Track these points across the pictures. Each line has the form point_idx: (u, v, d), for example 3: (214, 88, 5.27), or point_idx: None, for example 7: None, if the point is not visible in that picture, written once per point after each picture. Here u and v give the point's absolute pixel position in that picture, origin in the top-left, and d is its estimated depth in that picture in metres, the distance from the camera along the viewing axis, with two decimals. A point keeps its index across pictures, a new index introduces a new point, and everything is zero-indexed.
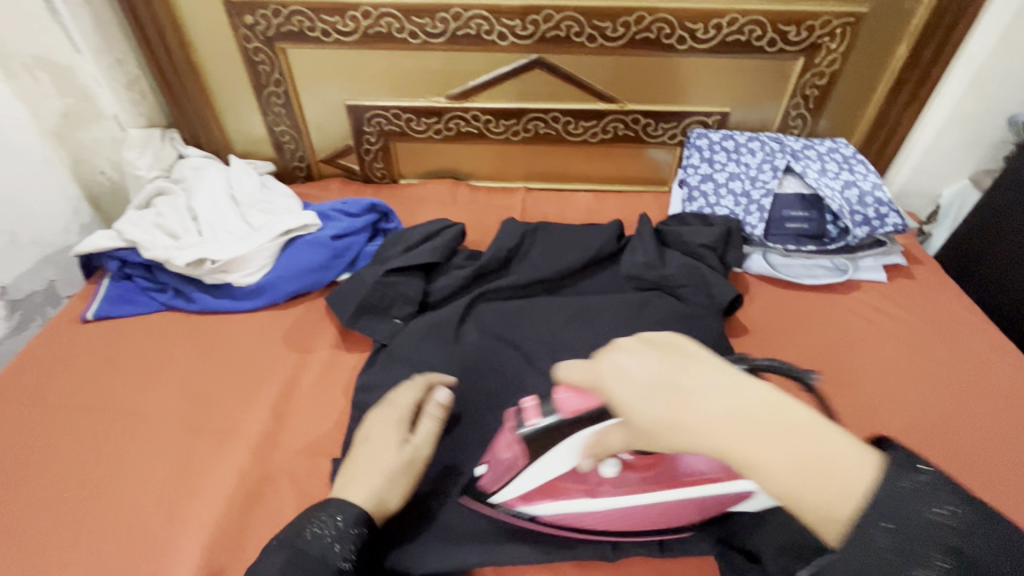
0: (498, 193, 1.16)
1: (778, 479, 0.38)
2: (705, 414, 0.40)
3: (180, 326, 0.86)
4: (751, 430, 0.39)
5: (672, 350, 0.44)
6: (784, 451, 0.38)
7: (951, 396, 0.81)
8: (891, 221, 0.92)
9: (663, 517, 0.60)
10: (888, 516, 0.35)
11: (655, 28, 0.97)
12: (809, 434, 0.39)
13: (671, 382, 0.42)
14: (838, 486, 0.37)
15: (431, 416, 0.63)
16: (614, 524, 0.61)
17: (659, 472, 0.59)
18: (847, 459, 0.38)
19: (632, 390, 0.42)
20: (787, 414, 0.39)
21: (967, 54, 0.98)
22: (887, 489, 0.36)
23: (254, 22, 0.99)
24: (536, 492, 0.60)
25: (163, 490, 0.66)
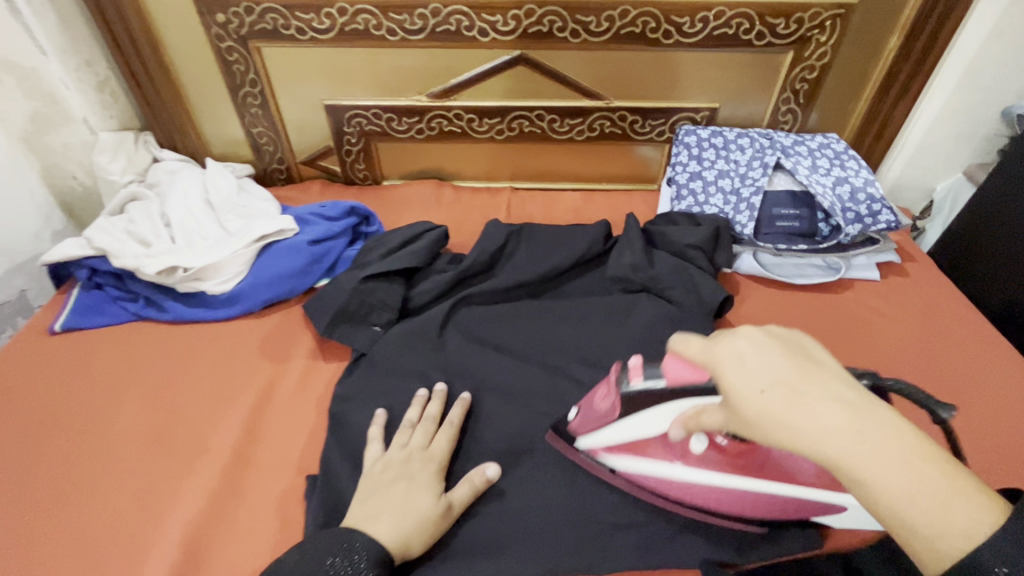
0: (483, 194, 1.13)
1: (889, 499, 0.38)
2: (823, 421, 0.40)
3: (151, 337, 0.83)
4: (874, 447, 0.39)
5: (798, 351, 0.44)
6: (902, 471, 0.38)
7: (947, 396, 0.79)
8: (884, 218, 0.90)
9: (738, 507, 0.58)
10: (1008, 560, 0.35)
11: (640, 22, 0.94)
12: (929, 464, 0.38)
13: (798, 385, 0.41)
14: (948, 519, 0.37)
15: (470, 483, 0.62)
16: (687, 497, 0.60)
17: (754, 465, 0.56)
18: (963, 494, 0.38)
19: (752, 382, 0.42)
20: (910, 440, 0.39)
21: (959, 46, 0.96)
22: (1014, 537, 0.35)
23: (226, 20, 0.95)
24: (619, 447, 0.60)
25: (131, 511, 0.63)
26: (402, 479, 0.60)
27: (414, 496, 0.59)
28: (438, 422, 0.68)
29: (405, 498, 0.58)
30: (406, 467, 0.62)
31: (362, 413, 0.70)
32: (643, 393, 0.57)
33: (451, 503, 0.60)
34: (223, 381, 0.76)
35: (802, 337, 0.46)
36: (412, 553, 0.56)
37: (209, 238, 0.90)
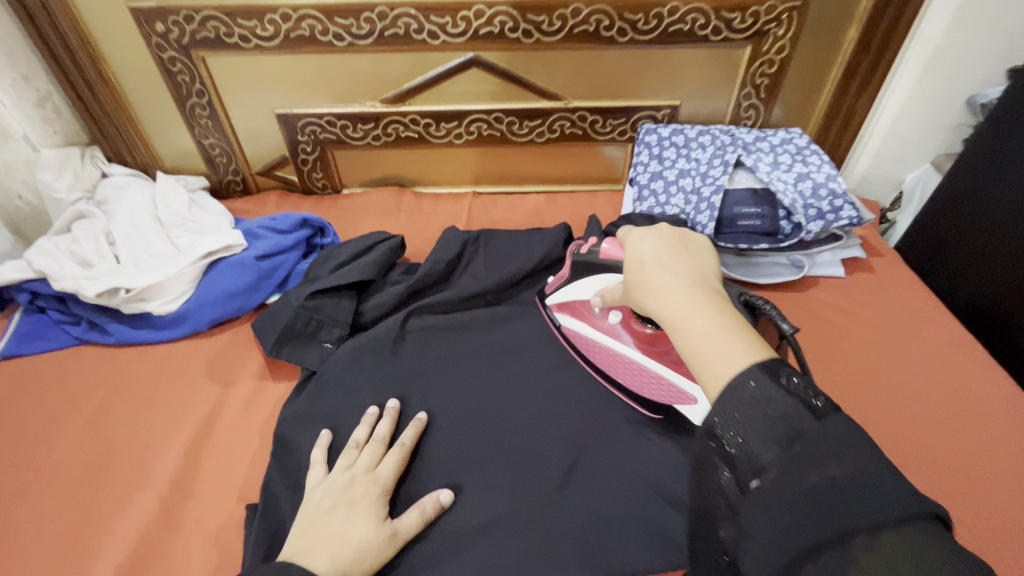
0: (444, 200, 1.11)
1: (691, 336, 0.44)
2: (668, 279, 0.49)
3: (94, 363, 0.80)
4: (693, 300, 0.46)
5: (690, 247, 0.53)
6: (712, 318, 0.45)
7: (910, 396, 0.78)
8: (845, 214, 0.88)
9: (630, 381, 0.67)
10: (756, 376, 0.40)
11: (593, 20, 0.92)
12: (733, 325, 0.44)
13: (667, 259, 0.51)
14: (721, 355, 0.42)
15: (420, 509, 0.59)
16: (599, 362, 0.70)
17: (657, 350, 0.65)
18: (750, 345, 0.43)
19: (637, 255, 0.53)
20: (725, 311, 0.46)
21: (921, 34, 0.94)
22: (772, 370, 0.40)
23: (166, 29, 0.92)
24: (564, 306, 0.74)
25: (62, 548, 0.61)
26: (342, 505, 0.58)
27: (355, 522, 0.56)
28: (386, 443, 0.65)
29: (340, 526, 0.56)
30: (346, 493, 0.59)
31: (306, 436, 0.68)
32: (587, 260, 0.72)
33: (396, 530, 0.57)
34: (166, 407, 0.74)
35: (705, 248, 0.55)
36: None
37: (155, 255, 0.87)
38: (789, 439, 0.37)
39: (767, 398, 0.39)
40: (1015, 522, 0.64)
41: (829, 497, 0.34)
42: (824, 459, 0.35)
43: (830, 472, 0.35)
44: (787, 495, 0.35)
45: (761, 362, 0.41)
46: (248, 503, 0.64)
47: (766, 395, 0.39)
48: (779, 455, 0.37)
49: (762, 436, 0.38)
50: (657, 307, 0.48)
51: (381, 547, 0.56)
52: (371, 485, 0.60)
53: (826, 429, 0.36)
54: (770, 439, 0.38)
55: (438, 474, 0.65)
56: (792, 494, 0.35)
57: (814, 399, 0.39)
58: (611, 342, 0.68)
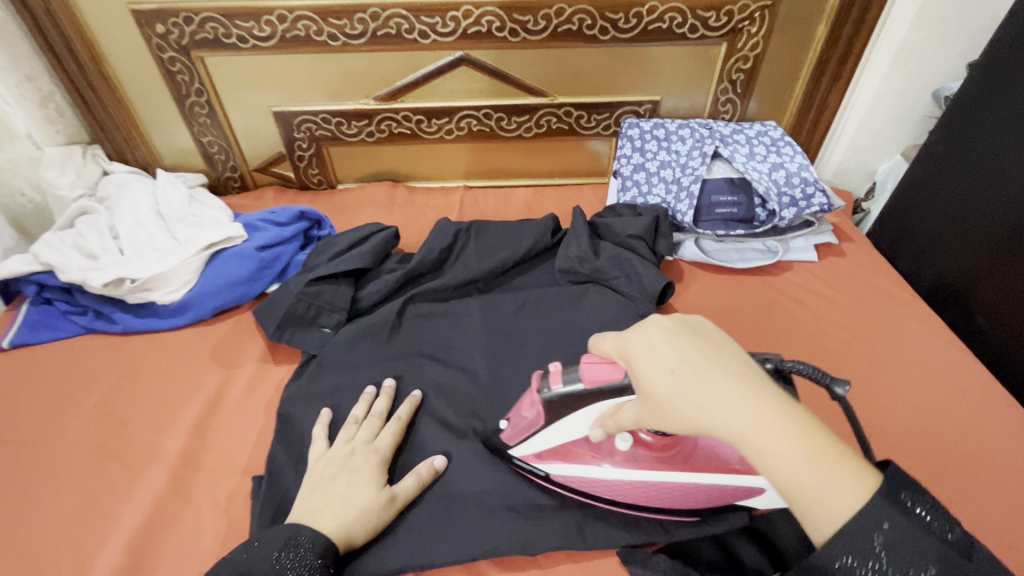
0: (435, 194, 1.15)
1: (788, 471, 0.40)
2: (732, 400, 0.42)
3: (101, 350, 0.83)
4: (771, 422, 0.41)
5: (706, 338, 0.46)
6: (799, 442, 0.41)
7: (876, 369, 0.83)
8: (817, 201, 0.93)
9: (664, 500, 0.60)
10: (889, 518, 0.39)
11: (576, 20, 0.97)
12: (821, 442, 0.41)
13: (705, 366, 0.44)
14: (838, 494, 0.39)
15: (418, 475, 0.63)
16: (620, 496, 0.61)
17: (672, 456, 0.59)
18: (851, 465, 0.40)
19: (664, 365, 0.45)
20: (802, 422, 0.41)
21: (887, 31, 0.99)
22: (909, 512, 0.39)
23: (166, 31, 0.96)
24: (550, 454, 0.61)
25: (77, 520, 0.64)
26: (344, 473, 0.62)
27: (357, 488, 0.60)
28: (384, 418, 0.69)
29: (344, 490, 0.60)
30: (349, 462, 0.63)
31: (307, 412, 0.72)
32: (563, 398, 0.56)
33: (395, 495, 0.61)
34: (173, 390, 0.78)
35: (714, 326, 0.49)
36: (356, 543, 0.57)
37: (158, 248, 0.91)
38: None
39: (903, 539, 0.38)
40: (969, 482, 0.69)
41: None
42: None
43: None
44: None
45: (880, 493, 0.39)
46: (254, 476, 0.68)
47: (908, 541, 0.38)
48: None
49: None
50: (730, 432, 0.41)
51: (382, 509, 0.60)
52: (372, 454, 0.64)
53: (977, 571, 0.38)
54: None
55: (433, 444, 0.69)
56: None
57: (949, 533, 0.39)
58: (635, 478, 0.59)
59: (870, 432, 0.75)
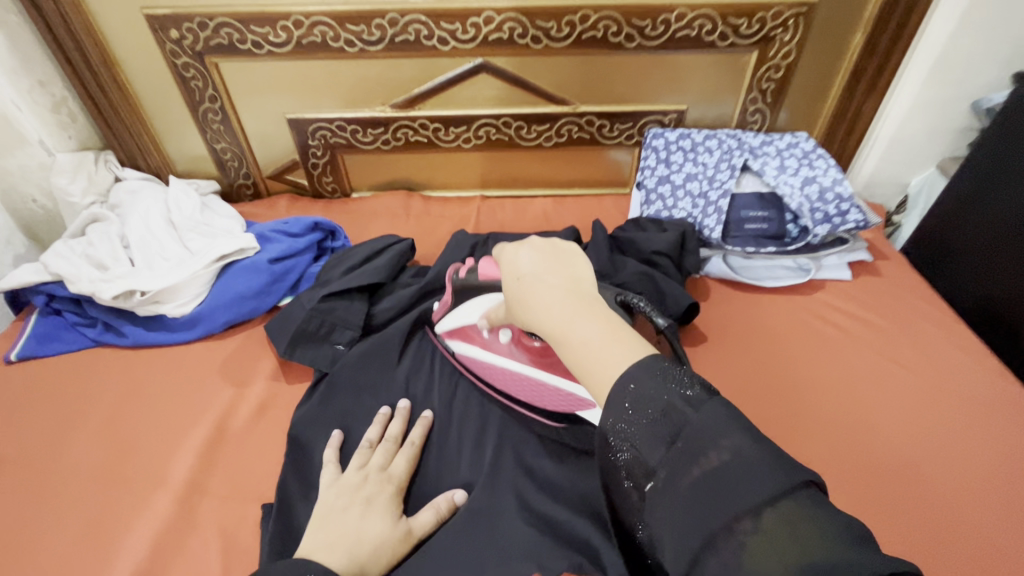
0: (453, 204, 1.12)
1: (577, 348, 0.41)
2: (544, 292, 0.45)
3: (111, 364, 0.81)
4: (572, 311, 0.43)
5: (562, 255, 0.49)
6: (591, 327, 0.42)
7: (916, 398, 0.78)
8: (852, 217, 0.89)
9: (531, 397, 0.66)
10: (634, 377, 0.37)
11: (601, 27, 0.93)
12: (610, 330, 0.41)
13: (540, 269, 0.48)
14: (606, 364, 0.39)
15: (433, 508, 0.61)
16: (500, 384, 0.69)
17: (545, 360, 0.65)
18: (632, 343, 0.40)
19: (512, 274, 0.49)
20: (603, 315, 0.43)
21: (926, 40, 0.95)
22: (651, 368, 0.37)
23: (180, 36, 0.94)
24: (456, 333, 0.73)
25: (80, 547, 0.62)
26: (359, 505, 0.59)
27: (371, 521, 0.58)
28: (398, 443, 0.66)
29: (354, 522, 0.57)
30: (361, 491, 0.60)
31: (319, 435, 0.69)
32: (466, 285, 0.72)
33: (410, 528, 0.59)
34: (181, 409, 0.75)
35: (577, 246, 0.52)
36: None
37: (169, 259, 0.89)
38: (671, 436, 0.35)
39: (645, 394, 0.36)
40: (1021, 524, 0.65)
41: (709, 486, 0.32)
42: (703, 450, 0.33)
43: (709, 462, 0.33)
44: (679, 495, 0.33)
45: (638, 362, 0.38)
46: (262, 502, 0.65)
47: (643, 394, 0.36)
48: (664, 453, 0.34)
49: (647, 440, 0.35)
50: (546, 323, 0.44)
51: (397, 544, 0.57)
52: (385, 484, 0.62)
53: (703, 418, 0.34)
54: (655, 441, 0.35)
55: (449, 472, 0.66)
56: (678, 493, 0.33)
57: (688, 389, 0.36)
58: (508, 365, 0.67)
59: (911, 467, 0.71)
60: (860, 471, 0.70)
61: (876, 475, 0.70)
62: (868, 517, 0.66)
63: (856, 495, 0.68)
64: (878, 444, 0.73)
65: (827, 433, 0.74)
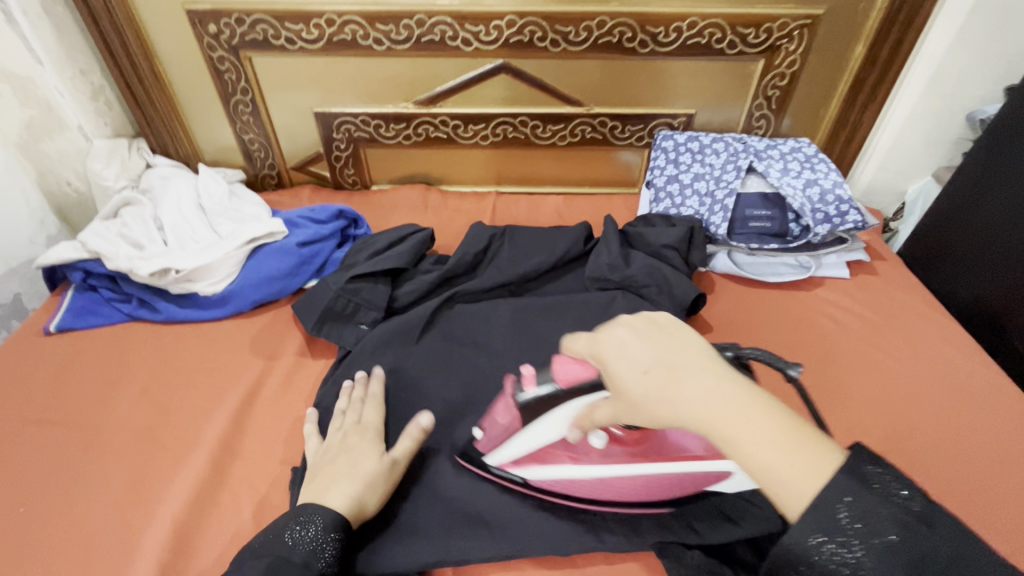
0: (468, 198, 1.17)
1: (755, 458, 0.39)
2: (692, 388, 0.41)
3: (146, 337, 0.86)
4: (730, 407, 0.40)
5: (671, 333, 0.45)
6: (766, 428, 0.39)
7: (909, 388, 0.83)
8: (851, 218, 0.94)
9: (637, 492, 0.60)
10: (850, 491, 0.36)
11: (616, 32, 0.98)
12: (783, 426, 0.39)
13: (656, 358, 0.43)
14: (801, 469, 0.38)
15: (408, 436, 0.65)
16: (598, 493, 0.61)
17: (645, 449, 0.57)
18: (820, 448, 0.39)
19: (632, 363, 0.44)
20: (763, 411, 0.40)
21: (922, 53, 1.00)
22: (865, 480, 0.37)
23: (218, 31, 0.99)
24: (525, 457, 0.61)
25: (122, 503, 0.66)
26: (342, 454, 0.63)
27: (359, 461, 0.62)
28: (364, 402, 0.71)
29: (344, 468, 0.61)
30: (344, 443, 0.65)
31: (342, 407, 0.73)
32: (537, 401, 0.57)
33: (394, 459, 0.63)
34: (214, 380, 0.79)
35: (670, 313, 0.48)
36: (367, 511, 0.59)
37: (201, 241, 0.93)
38: (919, 564, 0.34)
39: (870, 512, 0.36)
40: (1004, 504, 0.69)
41: None
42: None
43: None
44: None
45: (848, 471, 0.37)
46: (293, 466, 0.69)
47: (869, 514, 0.36)
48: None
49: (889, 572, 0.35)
50: (697, 422, 0.40)
51: (384, 474, 0.62)
52: (357, 431, 0.67)
53: (943, 544, 0.35)
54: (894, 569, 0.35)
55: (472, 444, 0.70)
56: None
57: (914, 502, 0.36)
58: (614, 473, 0.58)
59: (903, 451, 0.75)
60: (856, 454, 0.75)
61: None
62: None
63: None
64: (874, 430, 0.77)
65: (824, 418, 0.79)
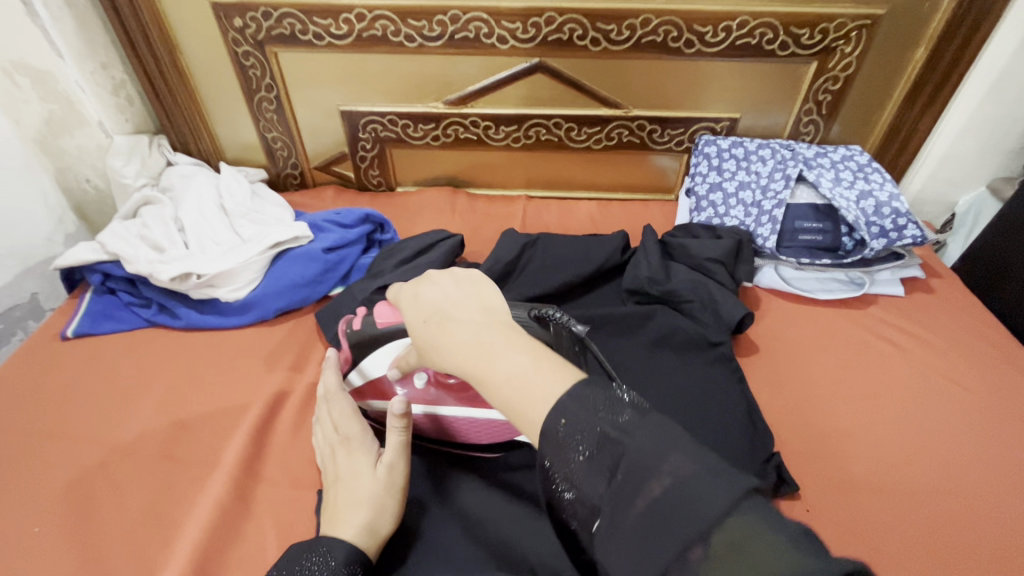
0: (498, 202, 1.12)
1: (496, 392, 0.40)
2: (453, 335, 0.43)
3: (166, 345, 0.82)
4: (485, 348, 0.41)
5: (462, 285, 0.48)
6: (511, 365, 0.40)
7: (978, 418, 0.76)
8: (909, 232, 0.87)
9: (458, 435, 0.65)
10: (565, 413, 0.37)
11: (661, 31, 0.93)
12: (529, 362, 0.40)
13: (436, 309, 0.46)
14: (534, 401, 0.38)
15: (393, 430, 0.56)
16: (425, 431, 0.67)
17: (463, 395, 0.63)
18: (559, 378, 0.39)
19: (417, 313, 0.47)
20: (512, 350, 0.41)
21: (987, 58, 0.94)
22: (581, 400, 0.38)
23: (243, 25, 0.95)
24: (361, 390, 0.68)
25: (139, 525, 0.62)
26: (337, 479, 0.57)
27: (354, 482, 0.56)
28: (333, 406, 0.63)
29: (344, 494, 0.55)
30: (334, 465, 0.59)
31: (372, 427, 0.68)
32: (362, 337, 0.68)
33: (388, 463, 0.57)
34: (235, 393, 0.76)
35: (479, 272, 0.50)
36: (382, 531, 0.54)
37: (222, 244, 0.89)
38: (611, 470, 0.35)
39: (577, 429, 0.37)
40: None
41: (658, 519, 0.32)
42: (644, 480, 0.33)
43: (652, 491, 0.33)
44: (628, 529, 0.33)
45: (569, 395, 0.38)
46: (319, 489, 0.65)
47: (576, 428, 0.37)
48: (607, 489, 0.35)
49: (590, 481, 0.36)
50: (457, 365, 0.42)
51: (386, 488, 0.55)
52: (341, 444, 0.60)
53: (637, 445, 0.35)
54: (597, 475, 0.36)
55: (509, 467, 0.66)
56: (626, 527, 0.33)
57: (620, 413, 0.37)
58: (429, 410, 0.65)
59: (975, 489, 0.69)
60: (922, 490, 0.69)
61: (938, 493, 0.69)
62: (936, 539, 0.65)
63: (921, 514, 0.67)
64: (942, 464, 0.71)
65: (888, 450, 0.73)
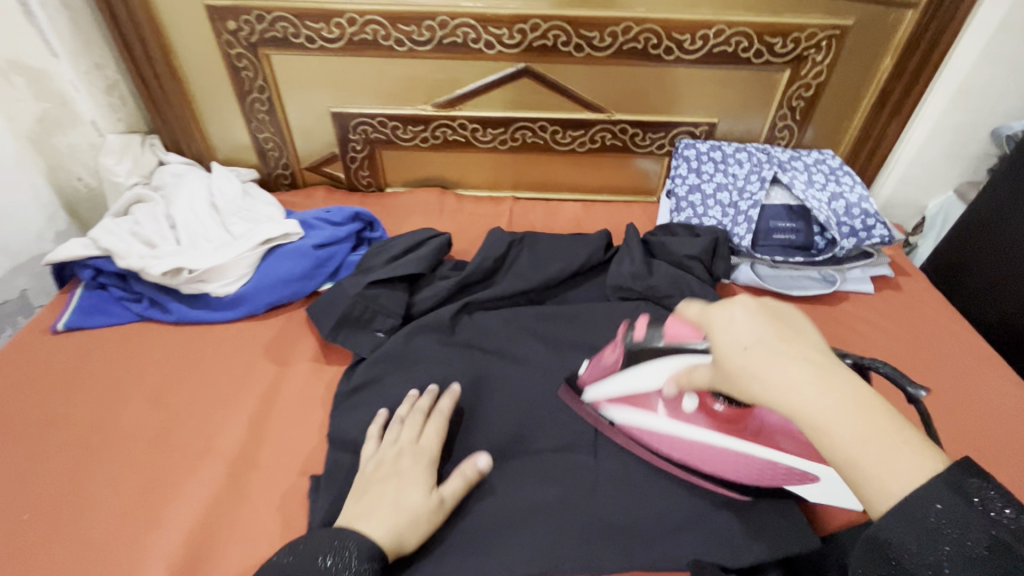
0: (485, 203, 1.15)
1: (848, 452, 0.39)
2: (792, 377, 0.41)
3: (157, 339, 0.84)
4: (839, 402, 0.40)
5: (783, 316, 0.46)
6: (866, 427, 0.39)
7: (942, 405, 0.80)
8: (878, 232, 0.93)
9: (715, 466, 0.62)
10: (941, 500, 0.36)
11: (642, 38, 0.97)
12: (887, 426, 0.39)
13: (764, 341, 0.43)
14: (900, 472, 0.37)
15: (462, 476, 0.63)
16: (675, 454, 0.64)
17: (737, 427, 0.61)
18: (920, 454, 0.38)
19: (737, 338, 0.44)
20: (866, 408, 0.40)
21: (949, 68, 0.99)
22: (964, 492, 0.36)
23: (237, 28, 0.97)
24: (619, 398, 0.66)
25: (133, 511, 0.64)
26: (392, 477, 0.61)
27: (407, 492, 0.59)
28: (426, 415, 0.68)
29: (393, 494, 0.59)
30: (396, 465, 0.62)
31: (361, 417, 0.71)
32: (643, 347, 0.64)
33: (443, 497, 0.61)
34: (227, 384, 0.77)
35: (796, 309, 0.48)
36: (405, 550, 0.57)
37: (214, 240, 0.91)
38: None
39: (957, 522, 0.35)
40: None
41: None
42: None
43: None
44: None
45: (945, 480, 0.36)
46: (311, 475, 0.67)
47: (957, 523, 0.35)
48: None
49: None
50: (783, 403, 0.41)
51: (430, 513, 0.59)
52: (413, 452, 0.64)
53: None
54: None
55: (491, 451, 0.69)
56: None
57: (1009, 516, 0.35)
58: (693, 434, 0.62)
59: None
60: None
61: None
62: None
63: None
64: None
65: None
